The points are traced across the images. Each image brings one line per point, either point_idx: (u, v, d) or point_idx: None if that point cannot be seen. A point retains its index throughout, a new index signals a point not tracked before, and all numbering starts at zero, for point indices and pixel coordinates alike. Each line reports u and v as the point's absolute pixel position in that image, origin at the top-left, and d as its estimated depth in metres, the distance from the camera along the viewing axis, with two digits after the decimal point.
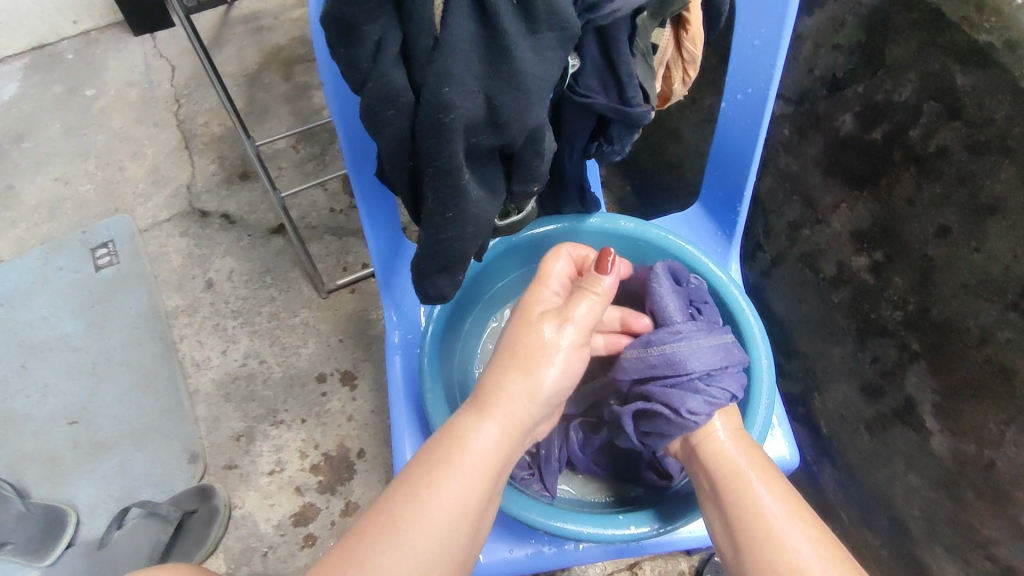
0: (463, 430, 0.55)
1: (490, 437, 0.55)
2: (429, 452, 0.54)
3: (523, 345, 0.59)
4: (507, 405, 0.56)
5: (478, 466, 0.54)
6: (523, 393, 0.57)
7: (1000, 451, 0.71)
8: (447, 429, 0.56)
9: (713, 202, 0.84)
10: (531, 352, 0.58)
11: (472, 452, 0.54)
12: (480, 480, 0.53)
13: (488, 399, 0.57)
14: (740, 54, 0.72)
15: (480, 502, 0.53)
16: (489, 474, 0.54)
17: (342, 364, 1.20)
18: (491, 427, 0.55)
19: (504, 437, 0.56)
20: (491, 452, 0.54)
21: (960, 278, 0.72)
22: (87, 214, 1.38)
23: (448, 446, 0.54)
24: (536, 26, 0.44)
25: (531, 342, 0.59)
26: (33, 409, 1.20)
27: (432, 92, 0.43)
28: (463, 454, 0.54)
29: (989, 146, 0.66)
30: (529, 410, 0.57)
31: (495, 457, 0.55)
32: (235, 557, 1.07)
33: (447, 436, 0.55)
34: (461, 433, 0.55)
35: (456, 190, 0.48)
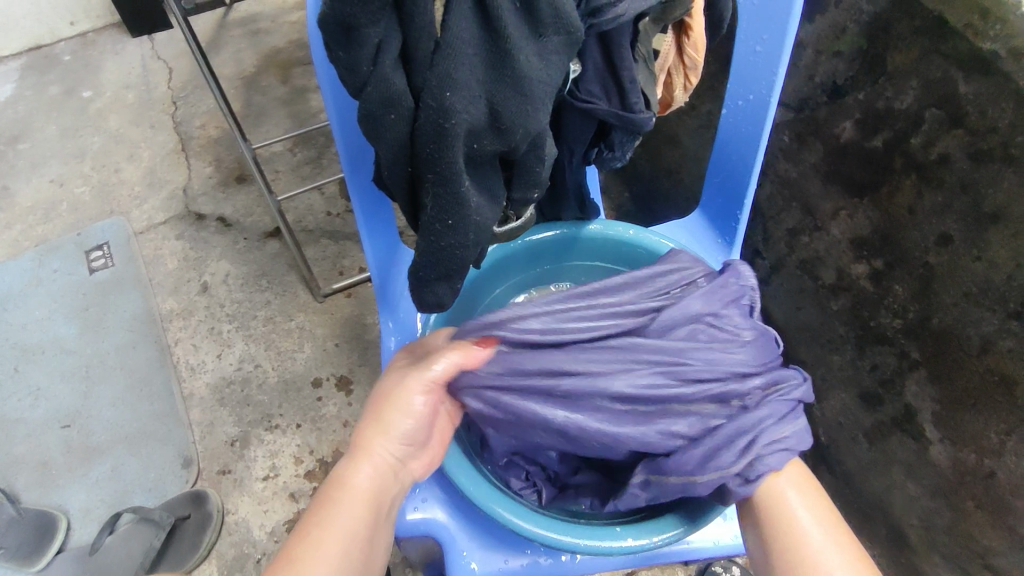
0: (341, 472, 0.58)
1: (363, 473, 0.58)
2: (318, 498, 0.58)
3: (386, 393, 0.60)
4: (372, 442, 0.59)
5: (358, 500, 0.57)
6: (384, 427, 0.59)
7: (1001, 461, 0.70)
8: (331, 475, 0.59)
9: (713, 208, 0.83)
10: (389, 396, 0.59)
11: (351, 488, 0.58)
12: (362, 512, 0.57)
13: (358, 441, 0.59)
14: (742, 60, 0.72)
15: (367, 528, 0.57)
16: (371, 505, 0.58)
17: (338, 369, 1.19)
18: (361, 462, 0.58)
19: (378, 470, 0.59)
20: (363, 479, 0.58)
21: (962, 287, 0.72)
22: (82, 217, 1.37)
23: (331, 491, 0.58)
24: (542, 30, 0.43)
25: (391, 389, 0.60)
26: (24, 413, 1.19)
27: (433, 97, 0.43)
28: (343, 494, 0.57)
29: (992, 154, 0.66)
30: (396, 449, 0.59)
31: (375, 488, 0.58)
32: (228, 563, 1.05)
33: (330, 482, 0.59)
34: (338, 475, 0.58)
35: (458, 197, 0.47)
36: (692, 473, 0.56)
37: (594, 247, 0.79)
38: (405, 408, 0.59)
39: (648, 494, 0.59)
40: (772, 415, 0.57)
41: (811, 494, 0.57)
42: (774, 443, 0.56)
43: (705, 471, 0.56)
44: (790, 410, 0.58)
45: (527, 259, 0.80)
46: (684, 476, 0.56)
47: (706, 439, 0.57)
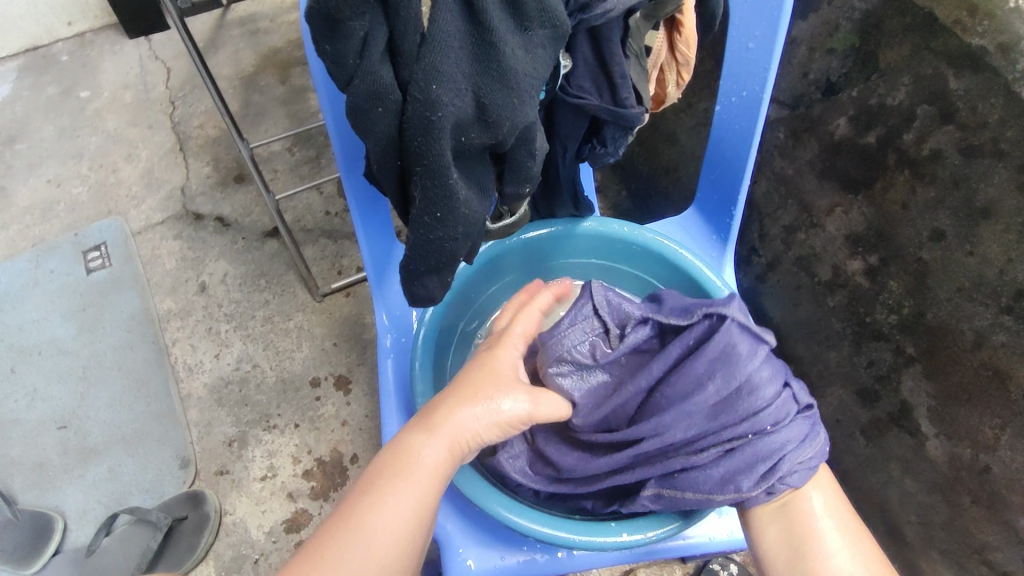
0: (409, 444, 0.56)
1: (438, 454, 0.56)
2: (383, 464, 0.56)
3: (473, 385, 0.59)
4: (454, 426, 0.56)
5: (426, 478, 0.55)
6: (469, 424, 0.57)
7: (995, 455, 0.71)
8: (397, 443, 0.57)
9: (708, 205, 0.83)
10: (473, 390, 0.58)
11: (419, 465, 0.55)
12: (427, 492, 0.55)
13: (437, 418, 0.57)
14: (735, 57, 0.73)
15: (424, 514, 0.55)
16: (436, 486, 0.56)
17: (336, 368, 1.19)
18: (436, 444, 0.56)
19: (451, 454, 0.56)
20: (439, 469, 0.56)
21: (955, 282, 0.72)
22: (80, 218, 1.37)
23: (398, 461, 0.56)
24: (527, 23, 0.44)
25: (477, 383, 0.59)
26: (22, 414, 1.19)
27: (420, 89, 0.43)
28: (411, 469, 0.55)
29: (983, 150, 0.67)
30: (477, 435, 0.57)
31: (441, 473, 0.56)
32: (225, 564, 1.05)
33: (397, 451, 0.56)
34: (408, 447, 0.56)
35: (446, 190, 0.47)
36: (710, 491, 0.57)
37: (589, 243, 0.79)
38: (490, 405, 0.58)
39: (660, 505, 0.60)
40: (793, 439, 0.56)
41: (820, 483, 0.60)
42: (795, 465, 0.56)
43: (723, 491, 0.56)
44: (807, 432, 0.57)
45: (522, 256, 0.80)
46: (701, 493, 0.57)
47: (723, 463, 0.57)
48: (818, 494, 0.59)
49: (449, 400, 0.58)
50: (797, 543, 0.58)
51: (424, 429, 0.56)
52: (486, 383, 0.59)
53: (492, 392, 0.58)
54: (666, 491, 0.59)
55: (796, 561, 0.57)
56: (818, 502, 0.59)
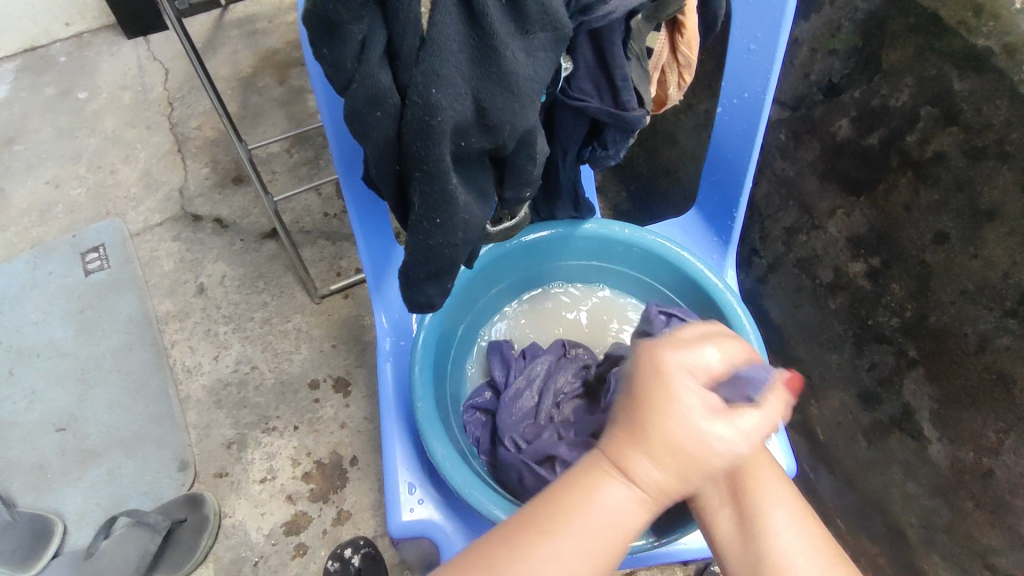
0: (595, 482, 0.41)
1: (629, 503, 0.41)
2: (551, 501, 0.42)
3: (667, 402, 0.40)
4: (650, 470, 0.40)
5: (608, 528, 0.40)
6: (663, 477, 0.40)
7: (999, 459, 0.70)
8: (579, 473, 0.42)
9: (709, 207, 0.82)
10: (662, 405, 0.40)
11: (601, 511, 0.40)
12: (608, 547, 0.41)
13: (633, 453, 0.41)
14: (736, 58, 0.72)
15: (599, 570, 0.41)
16: (621, 540, 0.41)
17: (335, 370, 1.19)
18: (626, 490, 0.41)
19: (644, 504, 0.41)
20: (630, 527, 0.41)
21: (958, 284, 0.71)
22: (78, 219, 1.36)
23: (571, 494, 0.41)
24: (528, 26, 0.44)
25: (662, 396, 0.40)
26: (21, 416, 1.18)
27: (419, 93, 0.42)
28: (592, 512, 0.40)
29: (988, 152, 0.66)
30: (681, 481, 0.41)
31: (631, 524, 0.41)
32: (225, 567, 1.05)
33: (578, 485, 0.41)
34: (586, 483, 0.41)
35: (445, 195, 0.47)
36: None
37: (589, 246, 0.79)
38: (688, 453, 0.40)
39: None
40: None
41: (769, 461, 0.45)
42: None
43: None
44: None
45: (523, 259, 0.79)
46: None
47: None
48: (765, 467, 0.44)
49: (634, 426, 0.41)
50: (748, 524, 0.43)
51: (615, 466, 0.41)
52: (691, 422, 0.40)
53: (682, 411, 0.40)
54: None
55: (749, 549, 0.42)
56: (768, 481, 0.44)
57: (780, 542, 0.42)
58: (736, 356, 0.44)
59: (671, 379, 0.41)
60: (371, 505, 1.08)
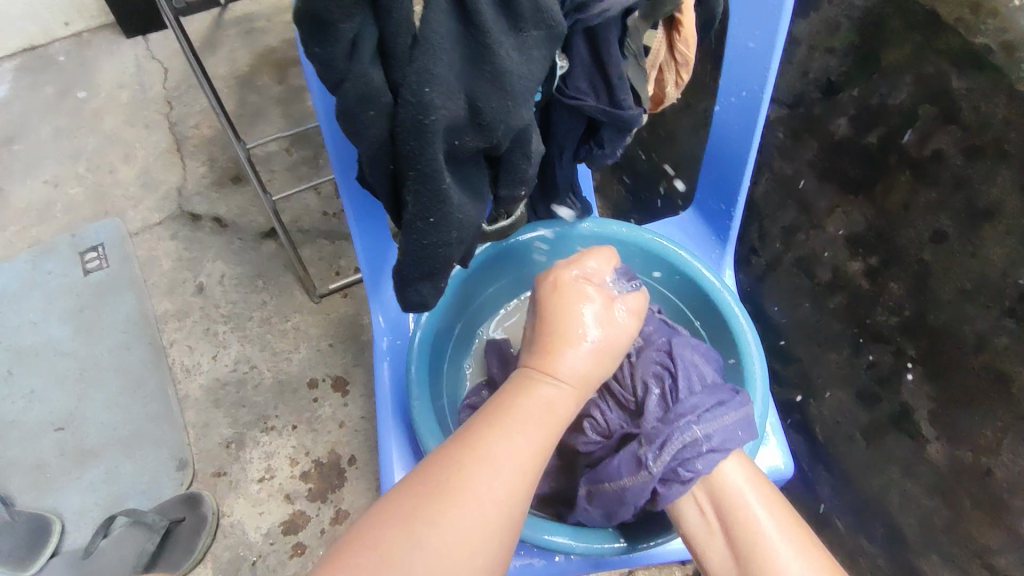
0: (529, 380, 0.52)
1: (562, 391, 0.51)
2: (495, 404, 0.50)
3: (565, 304, 0.55)
4: (571, 358, 0.52)
5: (548, 411, 0.50)
6: (582, 365, 0.52)
7: (997, 459, 0.70)
8: (513, 382, 0.52)
9: (707, 206, 0.82)
10: (565, 306, 0.55)
11: (538, 399, 0.50)
12: (551, 428, 0.50)
13: (555, 347, 0.53)
14: (735, 56, 0.72)
15: (545, 454, 0.49)
16: (559, 424, 0.50)
17: (333, 370, 1.18)
18: (558, 382, 0.51)
19: (575, 388, 0.52)
20: (563, 415, 0.51)
21: (957, 284, 0.71)
22: (77, 218, 1.36)
23: (514, 394, 0.51)
24: (522, 24, 0.43)
25: (568, 302, 0.55)
26: (19, 416, 1.18)
27: (412, 92, 0.42)
28: (530, 401, 0.50)
29: (985, 151, 0.66)
30: (596, 366, 0.53)
31: (565, 408, 0.51)
32: (223, 566, 1.05)
33: (514, 386, 0.52)
34: (523, 384, 0.51)
35: (439, 194, 0.46)
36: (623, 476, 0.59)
37: (587, 245, 0.79)
38: (595, 346, 0.53)
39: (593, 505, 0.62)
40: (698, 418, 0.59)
41: (757, 482, 0.59)
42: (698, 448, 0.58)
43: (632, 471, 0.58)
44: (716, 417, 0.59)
45: (521, 258, 0.79)
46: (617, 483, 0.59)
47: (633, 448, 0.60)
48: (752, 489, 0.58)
49: (552, 329, 0.54)
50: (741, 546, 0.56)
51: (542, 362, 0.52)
52: (589, 319, 0.54)
53: (583, 307, 0.55)
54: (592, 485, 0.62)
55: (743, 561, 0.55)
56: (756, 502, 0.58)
57: (779, 563, 0.54)
58: (611, 271, 0.62)
59: (567, 287, 0.57)
60: (369, 504, 1.08)
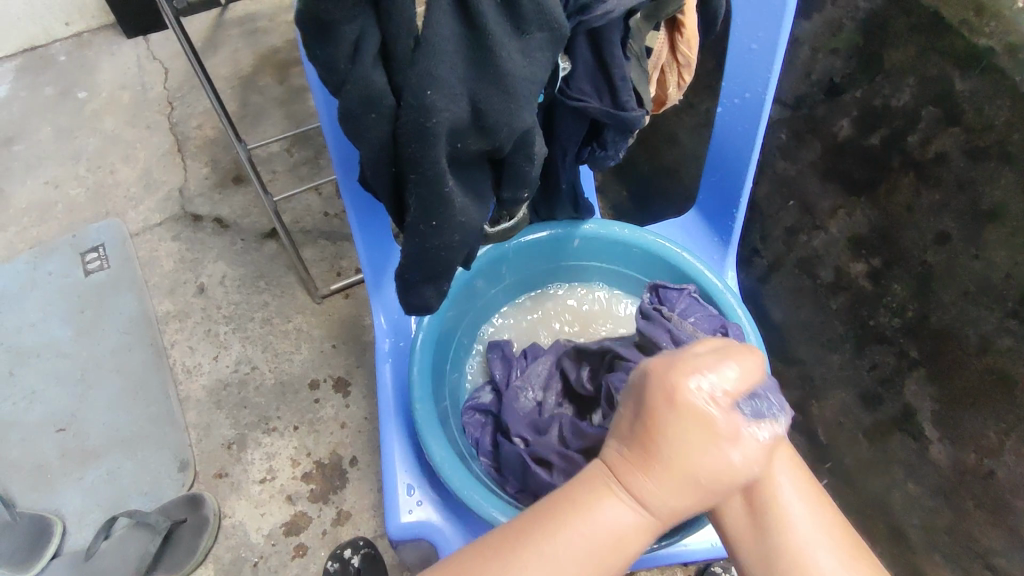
0: (597, 499, 0.42)
1: (635, 523, 0.41)
2: (549, 508, 0.42)
3: (677, 427, 0.41)
4: (661, 494, 0.41)
5: (611, 545, 0.41)
6: (674, 504, 0.41)
7: (1000, 460, 0.70)
8: (584, 488, 0.42)
9: (709, 206, 0.82)
10: (674, 423, 0.41)
11: (603, 528, 0.41)
12: (610, 560, 0.41)
13: (650, 472, 0.41)
14: (738, 57, 0.71)
15: None
16: (621, 559, 0.41)
17: (335, 370, 1.18)
18: (629, 510, 0.41)
19: (651, 522, 0.41)
20: (633, 547, 0.41)
21: (960, 285, 0.71)
22: (78, 219, 1.36)
23: (573, 508, 0.41)
24: (525, 27, 0.43)
25: (682, 424, 0.41)
26: (20, 417, 1.18)
27: (414, 95, 0.42)
28: (591, 527, 0.41)
29: (989, 152, 0.66)
30: (693, 507, 0.41)
31: (631, 545, 0.41)
32: (224, 567, 1.05)
33: (580, 498, 0.42)
34: (591, 499, 0.42)
35: (441, 197, 0.46)
36: None
37: (589, 246, 0.79)
38: (701, 482, 0.41)
39: None
40: None
41: None
42: None
43: None
44: None
45: (522, 259, 0.79)
46: None
47: None
48: None
49: (649, 448, 0.41)
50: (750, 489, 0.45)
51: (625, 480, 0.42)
52: (712, 453, 0.41)
53: (704, 443, 0.40)
54: None
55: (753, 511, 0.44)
56: None
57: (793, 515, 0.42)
58: (754, 377, 0.43)
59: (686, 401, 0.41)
60: (371, 505, 1.08)
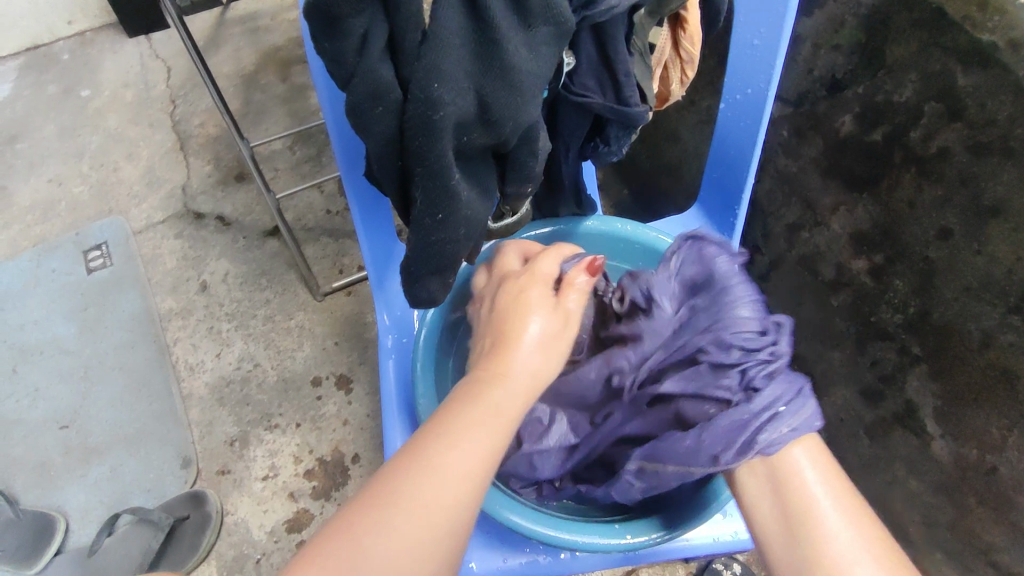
0: (477, 384, 0.51)
1: (513, 396, 0.51)
2: (444, 413, 0.49)
3: (516, 308, 0.57)
4: (522, 360, 0.53)
5: (500, 416, 0.50)
6: (534, 365, 0.53)
7: (1002, 456, 0.70)
8: (465, 387, 0.52)
9: (712, 203, 0.82)
10: (516, 306, 0.57)
11: (491, 403, 0.50)
12: (500, 432, 0.49)
13: (510, 348, 0.54)
14: (740, 53, 0.71)
15: (494, 458, 0.48)
16: (507, 431, 0.49)
17: (337, 368, 1.19)
18: (510, 387, 0.51)
19: (525, 393, 0.52)
20: (514, 414, 0.50)
21: (962, 281, 0.71)
22: (81, 217, 1.36)
23: (463, 399, 0.50)
24: (531, 20, 0.43)
25: (520, 305, 0.57)
26: (23, 413, 1.18)
27: (421, 88, 0.42)
28: (482, 405, 0.49)
29: (991, 147, 0.66)
30: (546, 368, 0.54)
31: (513, 415, 0.51)
32: (227, 564, 1.05)
33: (464, 394, 0.51)
34: (478, 388, 0.50)
35: (447, 190, 0.47)
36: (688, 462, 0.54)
37: (591, 243, 0.79)
38: (544, 341, 0.55)
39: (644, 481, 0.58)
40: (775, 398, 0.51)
41: (820, 459, 0.50)
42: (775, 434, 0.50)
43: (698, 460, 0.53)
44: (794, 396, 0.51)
45: None
46: (680, 465, 0.55)
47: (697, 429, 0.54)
48: (810, 461, 0.50)
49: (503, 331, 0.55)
50: (789, 525, 0.49)
51: (496, 363, 0.53)
52: (547, 316, 0.56)
53: (537, 312, 0.56)
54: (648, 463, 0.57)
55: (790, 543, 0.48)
56: (814, 475, 0.50)
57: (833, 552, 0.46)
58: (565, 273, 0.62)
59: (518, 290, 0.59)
60: None
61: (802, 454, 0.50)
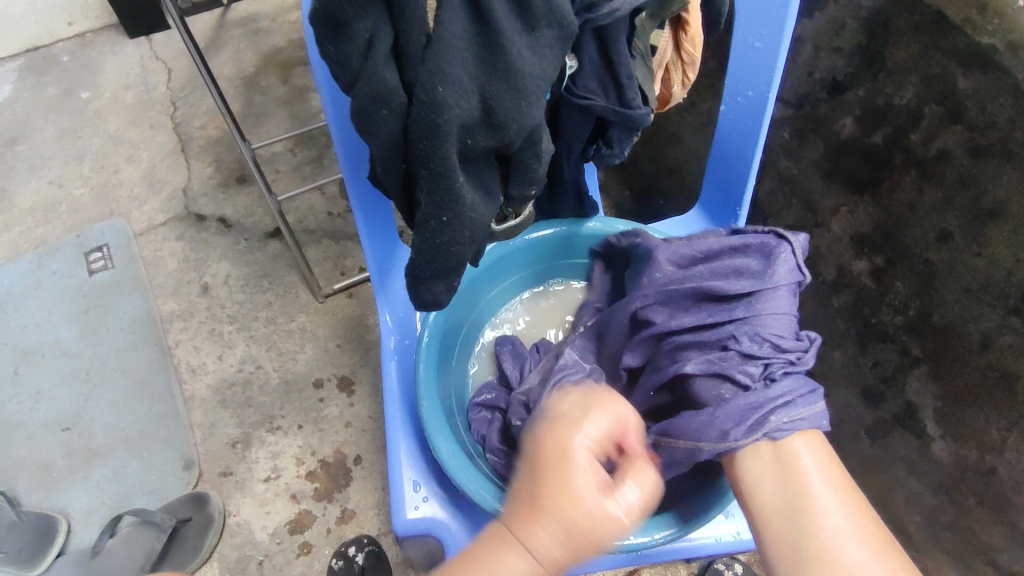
0: (494, 544, 0.50)
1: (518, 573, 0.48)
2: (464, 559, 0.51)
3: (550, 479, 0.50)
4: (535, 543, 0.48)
5: None
6: (553, 552, 0.48)
7: (1001, 457, 0.71)
8: (488, 539, 0.52)
9: (713, 204, 0.83)
10: (552, 477, 0.50)
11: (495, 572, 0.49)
12: None
13: (528, 520, 0.49)
14: (741, 55, 0.72)
15: None
16: None
17: (339, 370, 1.19)
18: (519, 560, 0.48)
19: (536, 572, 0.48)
20: None
21: (961, 283, 0.72)
22: (82, 219, 1.37)
23: (476, 557, 0.51)
24: (535, 24, 0.44)
25: (556, 478, 0.50)
26: (26, 415, 1.19)
27: (426, 91, 0.43)
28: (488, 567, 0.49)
29: (991, 150, 0.67)
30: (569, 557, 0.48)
31: None
32: (230, 566, 1.05)
33: (480, 549, 0.51)
34: (492, 551, 0.50)
35: (451, 193, 0.47)
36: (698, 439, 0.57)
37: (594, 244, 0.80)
38: (572, 530, 0.47)
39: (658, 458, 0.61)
40: (790, 396, 0.56)
41: (819, 451, 0.56)
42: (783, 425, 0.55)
43: (709, 437, 0.56)
44: (807, 398, 0.56)
45: (529, 256, 0.81)
46: (691, 441, 0.57)
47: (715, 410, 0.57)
48: (810, 451, 0.55)
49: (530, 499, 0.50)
50: (789, 507, 0.54)
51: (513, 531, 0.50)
52: (576, 503, 0.48)
53: (573, 494, 0.48)
54: (662, 439, 0.60)
55: (790, 523, 0.53)
56: (812, 463, 0.55)
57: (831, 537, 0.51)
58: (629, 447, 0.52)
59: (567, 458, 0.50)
60: (375, 504, 1.09)
61: (804, 447, 0.55)
